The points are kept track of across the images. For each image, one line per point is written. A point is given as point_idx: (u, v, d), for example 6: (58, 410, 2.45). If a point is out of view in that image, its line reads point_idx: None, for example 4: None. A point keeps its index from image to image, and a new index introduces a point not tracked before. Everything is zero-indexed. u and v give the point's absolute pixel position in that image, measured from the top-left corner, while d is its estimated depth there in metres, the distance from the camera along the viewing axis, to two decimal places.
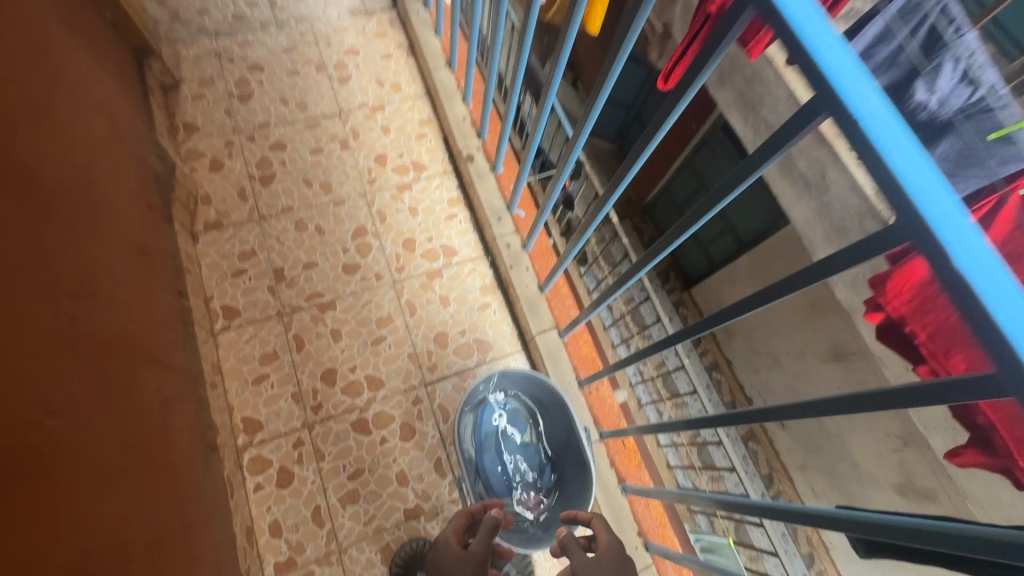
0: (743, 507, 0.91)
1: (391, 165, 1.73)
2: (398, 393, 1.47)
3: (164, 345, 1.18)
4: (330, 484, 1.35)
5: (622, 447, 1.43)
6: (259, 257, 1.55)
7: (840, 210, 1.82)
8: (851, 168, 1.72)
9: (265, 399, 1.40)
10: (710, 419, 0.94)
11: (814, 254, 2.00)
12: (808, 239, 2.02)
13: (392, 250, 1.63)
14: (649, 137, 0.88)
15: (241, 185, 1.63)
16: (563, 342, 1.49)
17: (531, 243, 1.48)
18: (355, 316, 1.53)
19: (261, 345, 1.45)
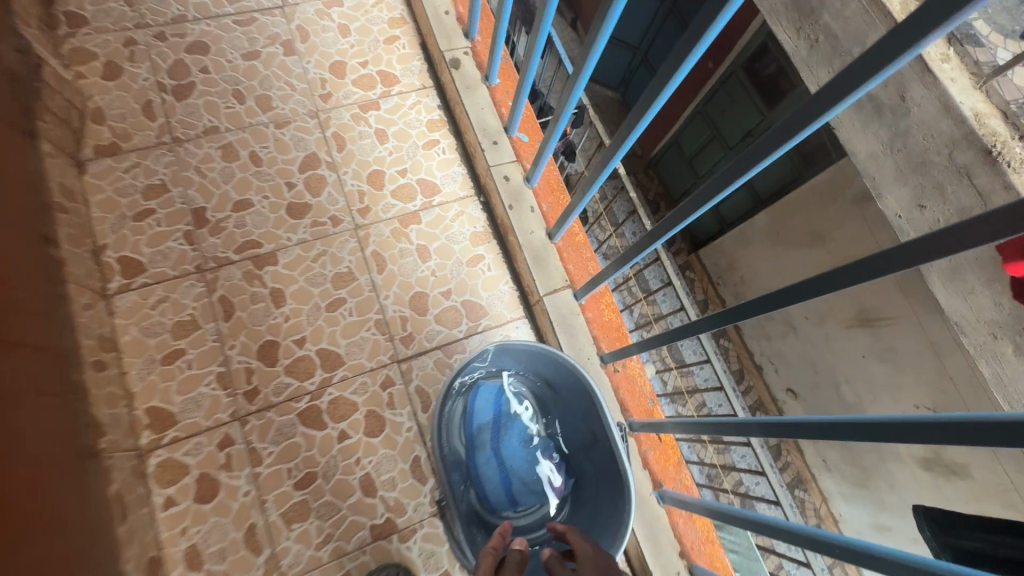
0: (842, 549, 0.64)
1: (352, 76, 1.32)
2: (362, 373, 1.11)
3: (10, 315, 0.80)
4: (269, 497, 1.01)
5: (658, 442, 1.09)
6: (172, 194, 1.15)
7: (923, 140, 1.44)
8: (946, 85, 1.34)
9: (179, 385, 1.04)
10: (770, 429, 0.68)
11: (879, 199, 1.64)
12: (872, 180, 1.65)
13: (353, 187, 1.23)
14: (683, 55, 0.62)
15: (148, 98, 1.21)
16: (580, 306, 1.13)
17: (537, 173, 1.11)
18: (304, 273, 1.15)
19: (174, 311, 1.08)
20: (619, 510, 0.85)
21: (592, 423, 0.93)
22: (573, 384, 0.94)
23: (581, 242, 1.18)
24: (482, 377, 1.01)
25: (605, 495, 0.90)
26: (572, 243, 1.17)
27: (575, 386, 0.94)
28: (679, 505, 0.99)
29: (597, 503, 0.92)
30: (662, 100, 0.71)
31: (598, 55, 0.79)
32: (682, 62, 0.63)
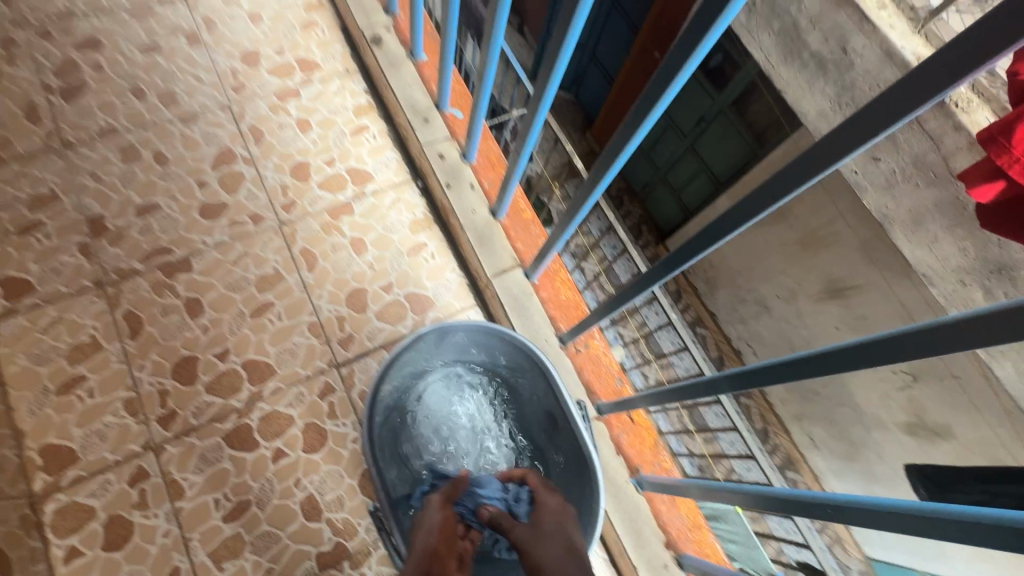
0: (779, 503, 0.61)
1: (267, 65, 1.22)
2: (297, 383, 0.99)
3: None
4: (194, 535, 0.87)
5: (629, 422, 0.99)
6: (62, 202, 1.02)
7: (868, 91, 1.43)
8: (885, 31, 1.32)
9: (78, 417, 0.90)
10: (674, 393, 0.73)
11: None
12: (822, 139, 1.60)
13: (275, 182, 1.12)
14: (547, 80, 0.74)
15: (32, 100, 1.08)
16: (532, 285, 1.04)
17: (474, 139, 1.02)
18: (224, 278, 1.03)
19: (68, 331, 0.94)
20: (585, 501, 0.74)
21: (549, 405, 0.82)
22: (524, 363, 0.82)
23: (529, 218, 1.09)
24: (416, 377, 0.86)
25: (569, 482, 0.80)
26: (519, 220, 1.09)
27: (526, 365, 0.82)
28: (659, 491, 0.89)
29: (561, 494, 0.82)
30: (541, 118, 0.81)
31: (495, 61, 0.86)
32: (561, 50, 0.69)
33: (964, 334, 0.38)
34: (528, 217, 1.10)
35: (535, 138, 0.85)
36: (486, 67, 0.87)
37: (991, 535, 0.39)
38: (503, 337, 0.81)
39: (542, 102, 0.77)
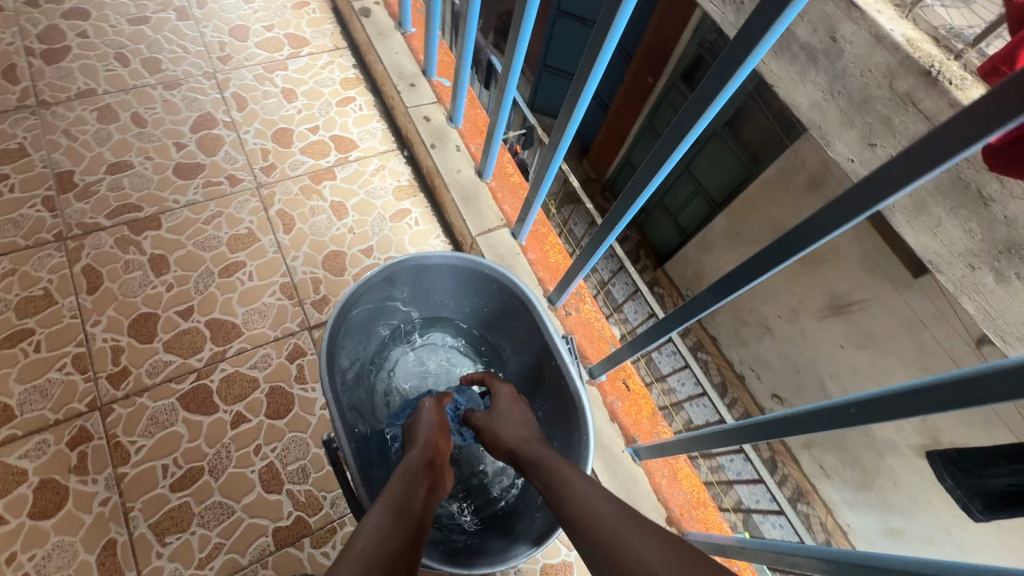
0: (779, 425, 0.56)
1: (255, 37, 1.21)
2: (264, 345, 0.91)
3: None
4: (136, 504, 0.78)
5: (624, 386, 0.91)
6: (30, 157, 0.98)
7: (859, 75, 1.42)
8: (874, 16, 1.32)
9: (21, 371, 0.82)
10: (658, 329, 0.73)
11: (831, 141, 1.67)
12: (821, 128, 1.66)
13: (255, 146, 1.09)
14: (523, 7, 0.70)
15: (12, 61, 1.06)
16: (519, 246, 0.99)
17: (459, 97, 0.99)
18: (193, 236, 0.98)
19: (21, 284, 0.88)
20: (573, 452, 0.67)
21: (532, 353, 0.75)
22: (505, 308, 0.75)
23: (517, 182, 1.05)
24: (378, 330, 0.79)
25: (555, 430, 0.72)
26: (506, 183, 1.04)
27: (507, 308, 0.75)
28: (655, 455, 0.82)
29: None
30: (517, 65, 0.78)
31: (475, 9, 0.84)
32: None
33: (916, 161, 0.36)
34: (515, 179, 1.05)
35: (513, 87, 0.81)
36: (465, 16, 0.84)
37: (937, 393, 0.39)
38: (485, 279, 0.73)
39: (519, 42, 0.74)
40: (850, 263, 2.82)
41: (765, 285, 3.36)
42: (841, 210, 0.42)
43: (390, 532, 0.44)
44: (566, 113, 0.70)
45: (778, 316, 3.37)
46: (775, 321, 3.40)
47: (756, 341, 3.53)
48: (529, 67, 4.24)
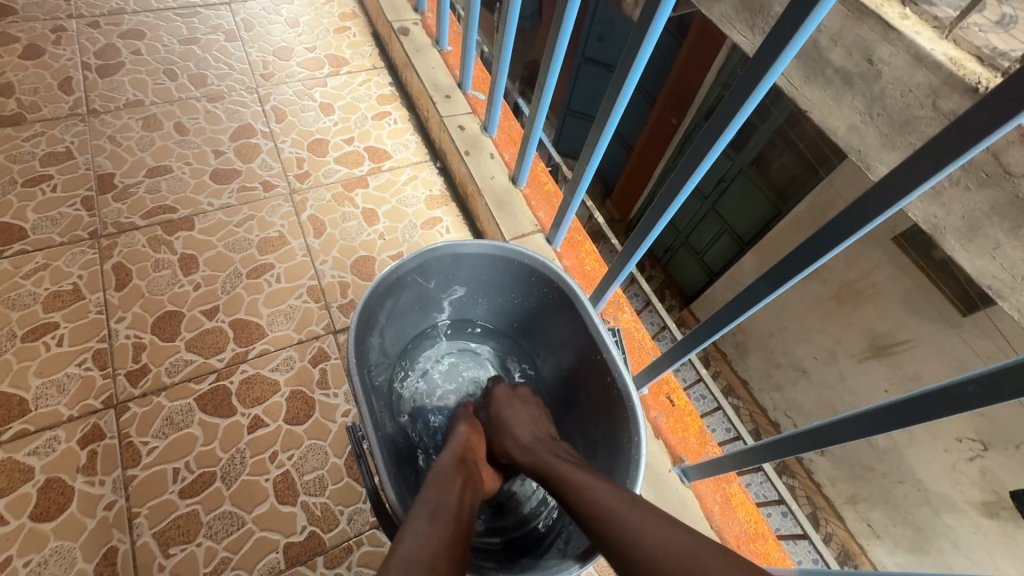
0: (870, 420, 0.48)
1: (297, 57, 1.25)
2: (287, 347, 0.88)
3: None
4: (141, 510, 0.73)
5: (668, 401, 0.83)
6: (75, 160, 1.00)
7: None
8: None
9: (40, 365, 0.80)
10: (682, 347, 0.69)
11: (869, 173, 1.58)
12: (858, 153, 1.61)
13: (291, 155, 1.10)
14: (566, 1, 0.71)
15: (68, 74, 1.11)
16: (554, 252, 0.95)
17: (495, 103, 0.99)
18: (224, 238, 0.97)
19: (50, 279, 0.87)
20: (622, 451, 0.60)
21: (574, 353, 0.69)
22: (544, 303, 0.71)
23: (551, 190, 1.02)
24: (402, 330, 0.74)
25: (600, 439, 0.65)
26: (541, 190, 1.01)
27: (546, 303, 0.71)
28: (706, 475, 0.74)
29: (590, 456, 0.68)
30: (558, 59, 0.77)
31: (515, 11, 0.85)
32: None
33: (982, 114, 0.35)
34: (549, 187, 1.03)
35: (553, 83, 0.81)
36: (507, 17, 0.85)
37: (1012, 379, 0.36)
38: (524, 270, 0.70)
39: (560, 36, 0.74)
40: (892, 301, 2.75)
41: (798, 326, 3.24)
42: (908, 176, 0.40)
43: (435, 530, 0.44)
44: (609, 104, 0.69)
45: (814, 358, 3.22)
46: (811, 363, 3.25)
47: (792, 386, 3.37)
48: (554, 111, 4.36)
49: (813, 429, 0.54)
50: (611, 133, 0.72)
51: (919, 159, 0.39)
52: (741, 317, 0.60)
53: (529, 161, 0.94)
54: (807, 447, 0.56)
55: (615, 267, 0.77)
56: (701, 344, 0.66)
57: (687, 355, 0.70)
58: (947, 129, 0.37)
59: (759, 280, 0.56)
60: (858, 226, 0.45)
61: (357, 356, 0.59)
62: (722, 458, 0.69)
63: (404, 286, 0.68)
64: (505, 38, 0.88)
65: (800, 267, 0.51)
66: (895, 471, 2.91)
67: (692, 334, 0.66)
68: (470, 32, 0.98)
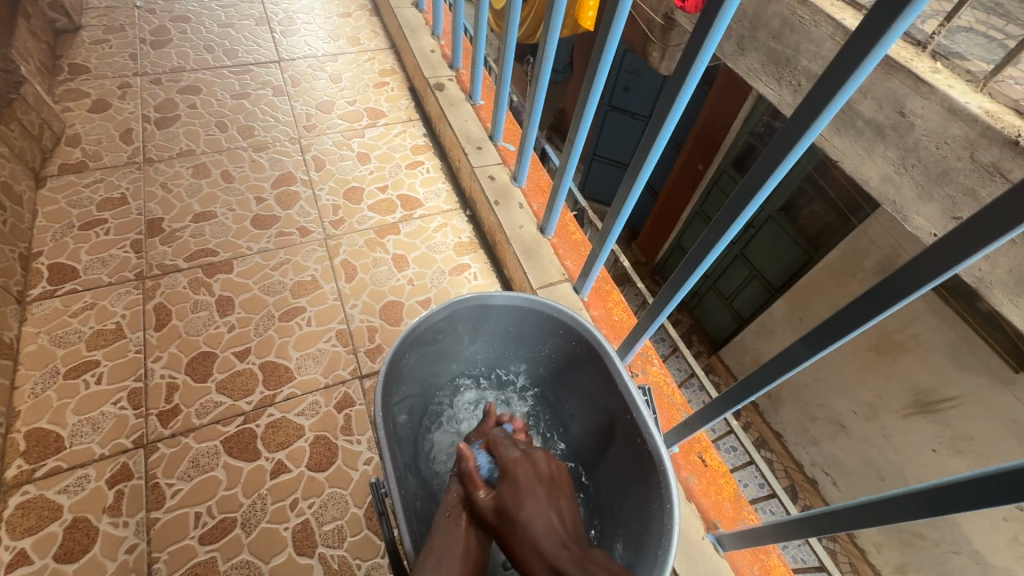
0: (926, 498, 0.44)
1: (338, 110, 1.32)
2: (314, 391, 0.88)
3: None
4: (161, 555, 0.72)
5: (701, 462, 0.79)
6: (129, 205, 1.06)
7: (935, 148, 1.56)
8: (944, 90, 1.46)
9: (78, 403, 0.82)
10: (716, 406, 0.66)
11: (907, 221, 1.83)
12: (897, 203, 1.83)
13: (328, 202, 1.14)
14: (596, 66, 0.73)
15: (130, 126, 1.20)
16: (581, 301, 0.95)
17: (525, 156, 1.01)
18: (260, 281, 1.00)
19: (95, 318, 0.91)
20: (650, 520, 0.57)
21: (602, 408, 0.68)
22: (572, 355, 0.70)
23: (578, 239, 1.02)
24: (427, 378, 0.74)
25: (629, 502, 0.63)
26: (568, 240, 1.02)
27: (573, 355, 0.70)
28: (743, 545, 0.69)
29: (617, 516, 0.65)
30: (590, 116, 0.79)
31: (548, 73, 0.89)
32: (605, 46, 0.70)
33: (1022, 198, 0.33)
34: (577, 237, 1.03)
35: (584, 139, 0.83)
36: (539, 77, 0.89)
37: None
38: (551, 321, 0.70)
39: (592, 96, 0.76)
40: (934, 355, 2.63)
41: (834, 378, 3.11)
42: (936, 257, 0.38)
43: None
44: (639, 162, 0.69)
45: (854, 412, 3.06)
46: (850, 418, 3.08)
47: (829, 441, 3.20)
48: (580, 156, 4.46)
49: (859, 504, 0.50)
50: (641, 189, 0.73)
51: (975, 228, 0.36)
52: (775, 381, 0.57)
53: (558, 212, 0.96)
54: (852, 523, 0.52)
55: (645, 320, 0.76)
56: (735, 405, 0.63)
57: (723, 415, 0.66)
58: (983, 210, 0.35)
59: (799, 341, 0.53)
60: (895, 298, 0.42)
61: (382, 407, 0.59)
62: (764, 528, 0.64)
63: (430, 336, 0.68)
64: (538, 94, 0.92)
65: (836, 336, 0.49)
66: (948, 539, 2.74)
67: (726, 393, 0.63)
68: (503, 88, 1.03)
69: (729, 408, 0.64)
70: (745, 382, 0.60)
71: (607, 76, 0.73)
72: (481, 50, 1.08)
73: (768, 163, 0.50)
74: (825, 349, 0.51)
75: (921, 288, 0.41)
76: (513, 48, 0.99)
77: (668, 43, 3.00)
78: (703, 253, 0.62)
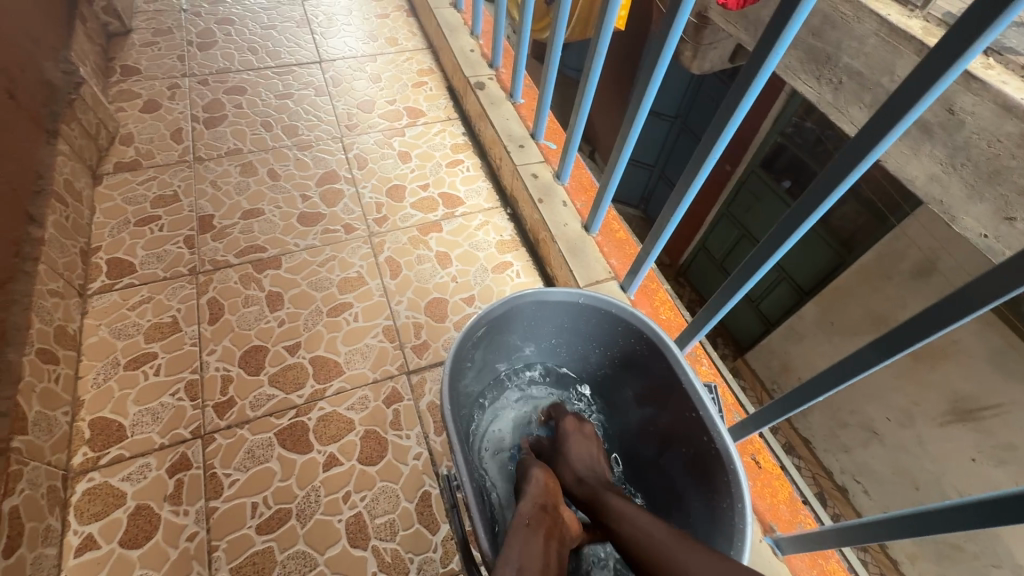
0: (1010, 505, 0.42)
1: (379, 110, 1.34)
2: (363, 386, 0.89)
3: None
4: (220, 543, 0.74)
5: (756, 465, 0.77)
6: (181, 202, 1.09)
7: (986, 145, 1.52)
8: (997, 86, 1.41)
9: (138, 393, 0.84)
10: (776, 408, 0.65)
11: (955, 221, 1.77)
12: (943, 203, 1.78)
13: (371, 200, 1.16)
14: (654, 64, 0.72)
15: (180, 125, 1.23)
16: (627, 299, 0.94)
17: (570, 154, 1.01)
18: (308, 277, 1.01)
19: (152, 311, 0.93)
20: (719, 518, 0.57)
21: (662, 407, 0.67)
22: (630, 352, 0.70)
23: (623, 238, 1.02)
24: (484, 373, 0.74)
25: (692, 503, 0.62)
26: (613, 238, 1.01)
27: (631, 352, 0.70)
28: (803, 549, 0.68)
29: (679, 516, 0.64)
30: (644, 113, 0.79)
31: (598, 70, 0.88)
32: (665, 43, 0.70)
33: None
34: (622, 235, 1.02)
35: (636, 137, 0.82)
36: (589, 74, 0.89)
37: None
38: (610, 318, 0.69)
39: (648, 93, 0.76)
40: (975, 361, 2.55)
41: (867, 384, 3.03)
42: None
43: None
44: (698, 160, 0.69)
45: (887, 419, 2.98)
46: (883, 425, 3.01)
47: (861, 449, 3.13)
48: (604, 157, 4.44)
49: (929, 510, 0.48)
50: (692, 194, 0.74)
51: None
52: (841, 383, 0.56)
53: (605, 210, 0.95)
54: (921, 529, 0.50)
55: (700, 319, 0.75)
56: (795, 408, 0.62)
57: (784, 417, 0.65)
58: None
59: (870, 344, 0.51)
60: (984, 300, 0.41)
61: (449, 403, 0.59)
62: (825, 533, 0.63)
63: (488, 332, 0.68)
64: (586, 92, 0.92)
65: (916, 338, 0.47)
66: (987, 552, 2.66)
67: (788, 395, 0.62)
68: (548, 86, 1.03)
69: (789, 410, 0.63)
70: (809, 385, 0.59)
71: (660, 82, 0.75)
72: (525, 48, 1.08)
73: (848, 157, 0.49)
74: (896, 352, 0.49)
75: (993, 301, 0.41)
76: (560, 45, 0.99)
77: (698, 43, 2.96)
78: (759, 259, 0.63)
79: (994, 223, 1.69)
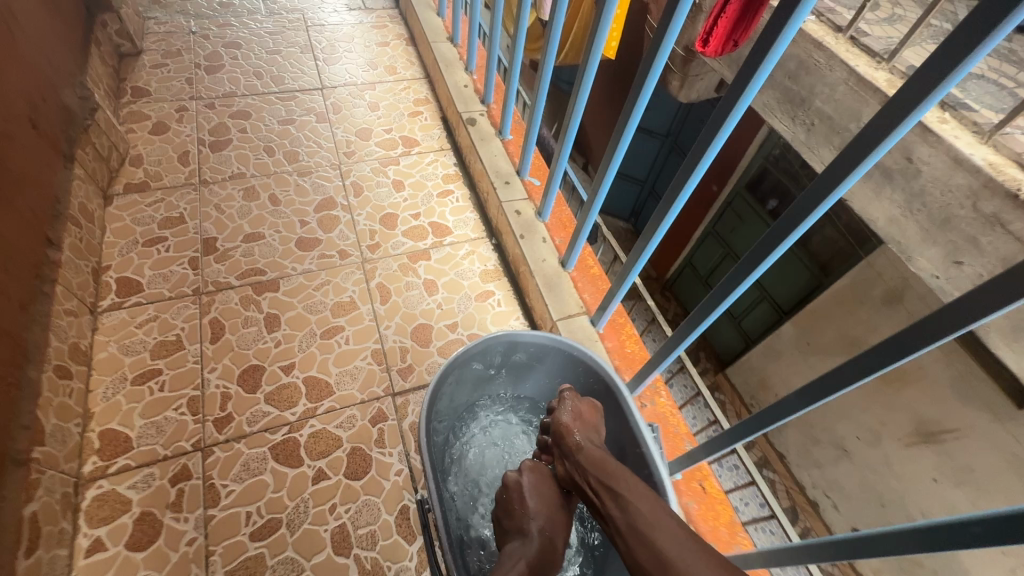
0: (876, 541, 0.50)
1: (375, 138, 1.42)
2: (351, 406, 0.97)
3: (6, 298, 0.77)
4: (217, 548, 0.81)
5: (701, 490, 0.87)
6: (187, 224, 1.17)
7: (940, 195, 1.65)
8: (951, 140, 1.51)
9: (144, 407, 0.92)
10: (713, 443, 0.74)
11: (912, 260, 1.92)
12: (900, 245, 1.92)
13: (365, 227, 1.24)
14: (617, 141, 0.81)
15: (187, 148, 1.30)
16: (597, 333, 1.03)
17: (548, 195, 1.10)
18: (304, 300, 1.09)
19: (157, 329, 1.01)
20: None
21: (617, 440, 0.76)
22: (590, 390, 0.80)
23: (596, 274, 1.11)
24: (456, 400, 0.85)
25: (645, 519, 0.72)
26: (587, 273, 1.10)
27: (591, 389, 0.80)
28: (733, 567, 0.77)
29: None
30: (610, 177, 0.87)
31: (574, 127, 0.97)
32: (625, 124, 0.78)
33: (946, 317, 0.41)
34: (596, 272, 1.11)
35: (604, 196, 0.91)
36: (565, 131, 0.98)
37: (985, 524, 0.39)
38: (570, 359, 0.80)
39: (612, 162, 0.84)
40: (936, 386, 2.69)
41: (839, 403, 3.16)
42: (885, 353, 0.46)
43: None
44: (652, 226, 0.78)
45: (857, 437, 3.10)
46: (854, 443, 3.12)
47: (832, 465, 3.24)
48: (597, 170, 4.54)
49: (824, 542, 0.56)
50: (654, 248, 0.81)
51: (919, 334, 0.43)
52: (764, 428, 0.65)
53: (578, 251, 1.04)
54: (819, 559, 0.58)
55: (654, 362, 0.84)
56: (730, 442, 0.71)
57: (723, 449, 0.74)
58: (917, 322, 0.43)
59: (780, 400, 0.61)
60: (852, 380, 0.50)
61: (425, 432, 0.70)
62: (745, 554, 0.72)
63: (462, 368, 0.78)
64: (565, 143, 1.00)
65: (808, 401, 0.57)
66: (944, 567, 2.80)
67: (724, 432, 0.71)
68: (532, 133, 1.12)
69: (725, 445, 0.72)
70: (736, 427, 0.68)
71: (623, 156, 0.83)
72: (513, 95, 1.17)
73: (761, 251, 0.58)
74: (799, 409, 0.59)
75: (863, 380, 0.50)
76: (543, 98, 1.07)
77: (687, 73, 3.07)
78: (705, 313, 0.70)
79: (946, 265, 1.83)
